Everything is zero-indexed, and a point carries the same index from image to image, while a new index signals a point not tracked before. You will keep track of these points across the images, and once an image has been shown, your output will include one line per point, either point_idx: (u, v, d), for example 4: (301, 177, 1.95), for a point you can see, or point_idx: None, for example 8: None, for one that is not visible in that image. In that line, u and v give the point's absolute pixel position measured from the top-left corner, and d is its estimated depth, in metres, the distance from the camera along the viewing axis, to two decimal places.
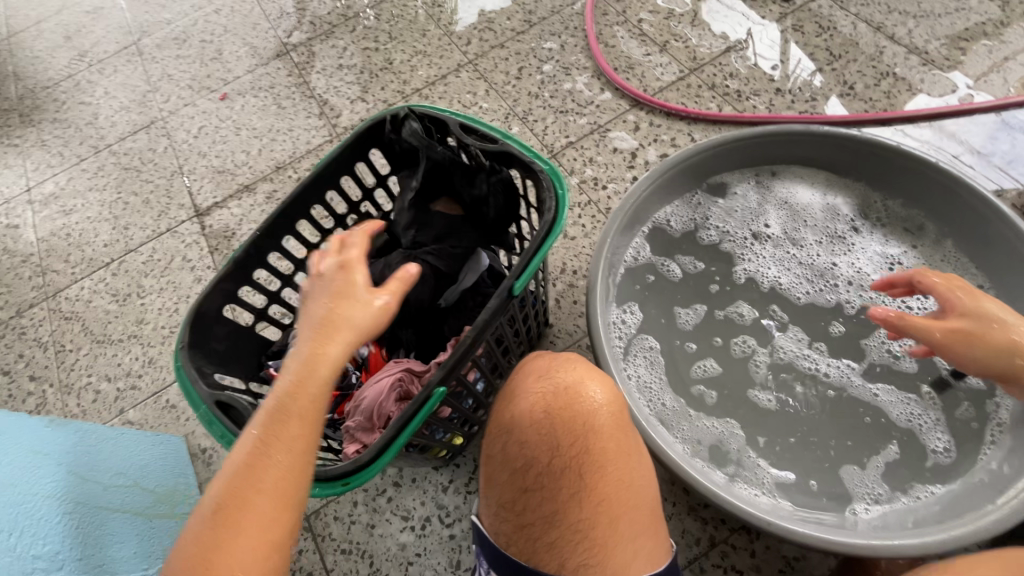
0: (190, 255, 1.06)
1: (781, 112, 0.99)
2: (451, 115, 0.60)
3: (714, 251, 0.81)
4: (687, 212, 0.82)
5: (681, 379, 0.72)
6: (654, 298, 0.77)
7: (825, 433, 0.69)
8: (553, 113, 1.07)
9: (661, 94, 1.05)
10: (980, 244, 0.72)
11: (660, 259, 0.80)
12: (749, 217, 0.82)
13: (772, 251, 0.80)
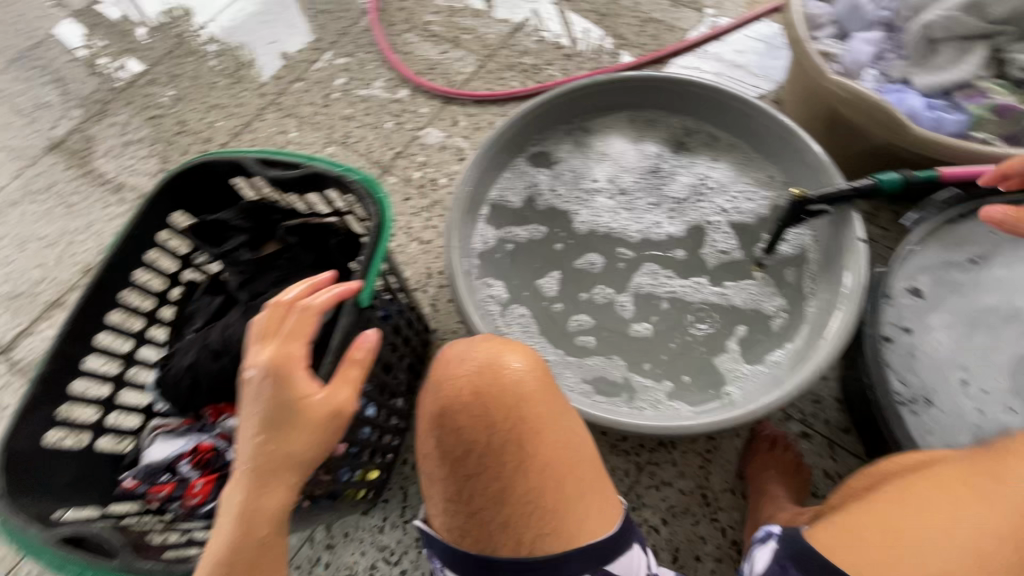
0: (6, 400, 0.90)
1: (576, 75, 1.07)
2: (245, 152, 0.57)
3: (553, 214, 0.84)
4: (521, 186, 0.84)
5: (558, 337, 0.75)
6: (512, 273, 0.79)
7: (690, 333, 0.73)
8: (372, 130, 1.06)
9: (468, 86, 1.09)
10: (761, 142, 0.79)
11: (507, 236, 0.82)
12: (577, 175, 0.86)
13: (605, 201, 0.84)
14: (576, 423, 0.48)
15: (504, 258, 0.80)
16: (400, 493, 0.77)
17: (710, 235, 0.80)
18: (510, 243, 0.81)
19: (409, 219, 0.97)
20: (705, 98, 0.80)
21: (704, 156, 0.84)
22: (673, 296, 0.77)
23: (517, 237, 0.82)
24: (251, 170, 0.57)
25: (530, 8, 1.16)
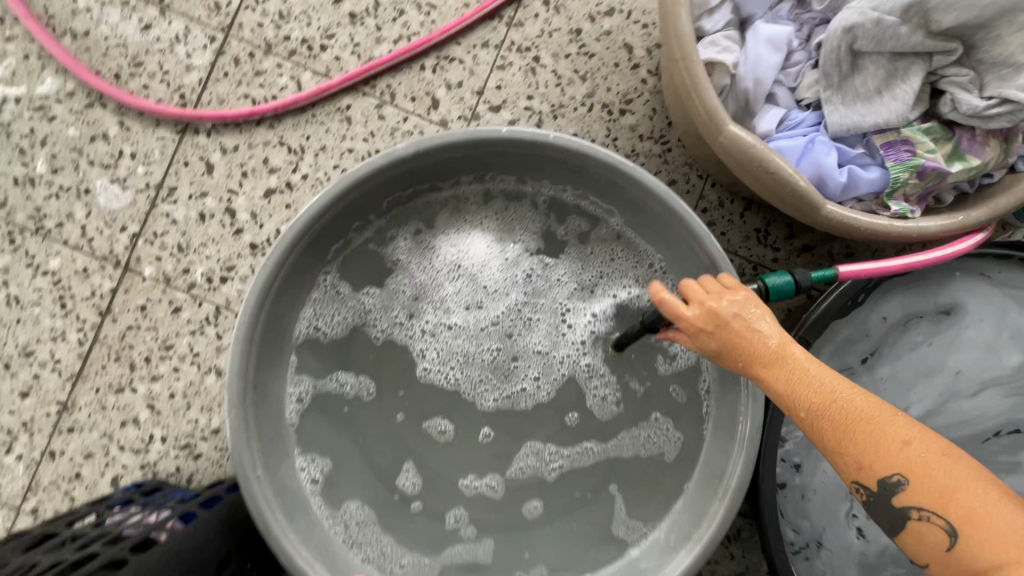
0: None
1: (374, 57, 0.70)
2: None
3: (389, 358, 0.62)
4: (338, 319, 0.60)
5: (418, 543, 0.58)
6: (343, 460, 0.59)
7: (577, 498, 0.61)
8: (79, 200, 0.68)
9: (210, 95, 0.70)
10: (658, 224, 0.57)
11: (341, 407, 0.60)
12: (426, 292, 0.62)
13: (456, 329, 0.62)
14: None
15: (342, 419, 0.60)
16: None
17: (587, 385, 0.62)
18: (338, 419, 0.60)
19: (190, 341, 0.69)
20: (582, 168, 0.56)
21: (587, 259, 0.63)
22: (558, 468, 0.62)
23: (348, 396, 0.61)
24: None
25: None
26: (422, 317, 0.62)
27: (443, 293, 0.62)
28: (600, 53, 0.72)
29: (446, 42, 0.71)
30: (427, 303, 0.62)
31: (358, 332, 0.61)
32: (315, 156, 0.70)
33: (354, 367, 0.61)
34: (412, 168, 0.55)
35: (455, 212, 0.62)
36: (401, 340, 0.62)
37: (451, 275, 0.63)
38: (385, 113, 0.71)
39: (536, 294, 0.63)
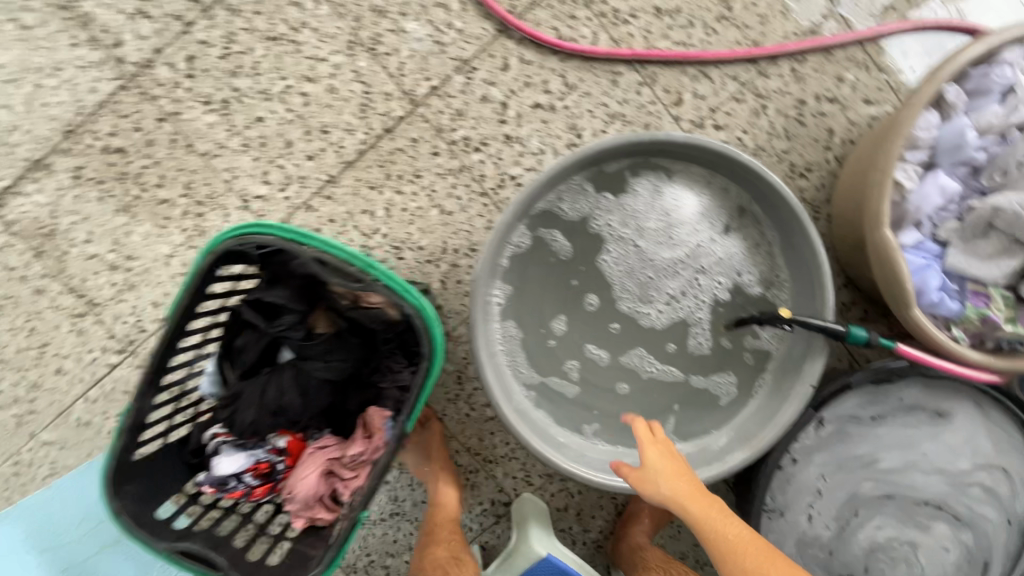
0: (12, 261, 0.91)
1: (657, 47, 0.90)
2: (306, 245, 0.58)
3: (586, 241, 0.88)
4: (575, 202, 0.85)
5: (542, 366, 0.87)
6: (529, 284, 0.86)
7: (646, 398, 0.89)
8: (408, 43, 0.89)
9: (531, 14, 0.90)
10: (799, 262, 0.80)
11: (544, 252, 0.86)
12: (634, 216, 0.87)
13: (638, 247, 0.87)
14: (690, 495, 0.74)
15: (542, 261, 0.87)
16: None
17: (692, 332, 0.88)
18: (540, 259, 0.86)
19: (433, 179, 0.92)
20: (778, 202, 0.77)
21: (743, 251, 0.87)
22: (644, 372, 0.89)
23: (552, 249, 0.87)
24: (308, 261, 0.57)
25: None
26: (622, 230, 0.87)
27: (642, 224, 0.87)
28: (808, 125, 0.93)
29: (711, 64, 0.91)
30: (630, 223, 0.87)
31: (579, 216, 0.86)
32: (579, 96, 0.92)
33: (565, 233, 0.87)
34: (691, 149, 0.77)
35: (682, 176, 0.85)
36: (602, 234, 0.87)
37: (655, 216, 0.87)
38: (642, 91, 0.92)
39: (697, 260, 0.87)
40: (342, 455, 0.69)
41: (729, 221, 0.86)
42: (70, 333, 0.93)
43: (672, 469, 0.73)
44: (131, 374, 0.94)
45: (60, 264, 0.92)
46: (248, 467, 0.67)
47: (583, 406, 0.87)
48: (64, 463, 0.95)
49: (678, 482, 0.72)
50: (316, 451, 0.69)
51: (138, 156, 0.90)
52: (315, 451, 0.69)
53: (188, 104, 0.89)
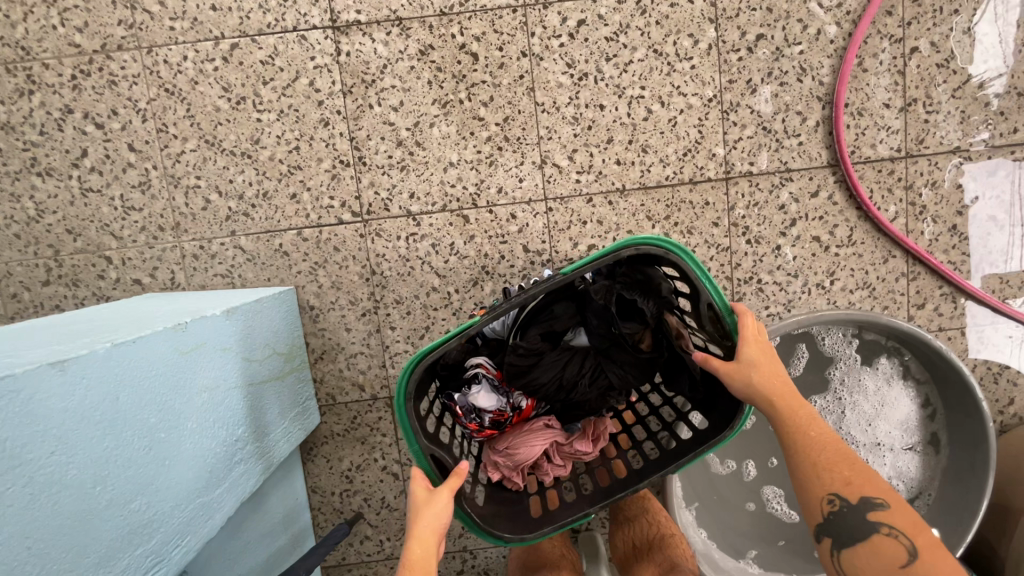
0: (318, 83, 0.92)
1: (934, 256, 0.99)
2: (706, 285, 0.65)
3: (814, 382, 0.97)
4: (837, 348, 0.95)
5: None
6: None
7: (758, 516, 0.94)
8: (756, 125, 0.95)
9: (861, 167, 0.97)
10: (959, 509, 0.87)
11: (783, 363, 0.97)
12: (859, 389, 0.95)
13: (843, 415, 0.95)
14: (823, 428, 0.63)
15: None
16: None
17: None
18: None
19: (697, 243, 0.98)
20: (981, 454, 0.86)
21: (914, 472, 0.95)
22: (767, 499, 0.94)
23: (788, 365, 0.96)
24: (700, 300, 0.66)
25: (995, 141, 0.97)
26: (845, 391, 0.95)
27: (859, 399, 0.95)
28: (999, 386, 1.03)
29: (966, 295, 1.00)
30: (853, 392, 0.95)
31: (826, 356, 0.95)
32: (852, 252, 0.99)
33: (804, 361, 0.96)
34: (948, 367, 0.86)
35: (920, 384, 0.94)
36: (830, 383, 0.96)
37: (872, 400, 0.95)
38: (899, 280, 1.00)
39: (876, 450, 0.96)
40: (563, 444, 0.80)
41: (923, 443, 0.95)
42: (325, 172, 0.94)
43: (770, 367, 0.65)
44: (351, 238, 0.96)
45: (356, 112, 0.93)
46: (494, 409, 0.74)
47: (712, 485, 0.94)
48: (243, 274, 0.96)
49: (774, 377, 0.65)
50: (545, 427, 0.78)
51: (483, 69, 0.93)
52: (545, 427, 0.79)
53: (553, 55, 0.93)
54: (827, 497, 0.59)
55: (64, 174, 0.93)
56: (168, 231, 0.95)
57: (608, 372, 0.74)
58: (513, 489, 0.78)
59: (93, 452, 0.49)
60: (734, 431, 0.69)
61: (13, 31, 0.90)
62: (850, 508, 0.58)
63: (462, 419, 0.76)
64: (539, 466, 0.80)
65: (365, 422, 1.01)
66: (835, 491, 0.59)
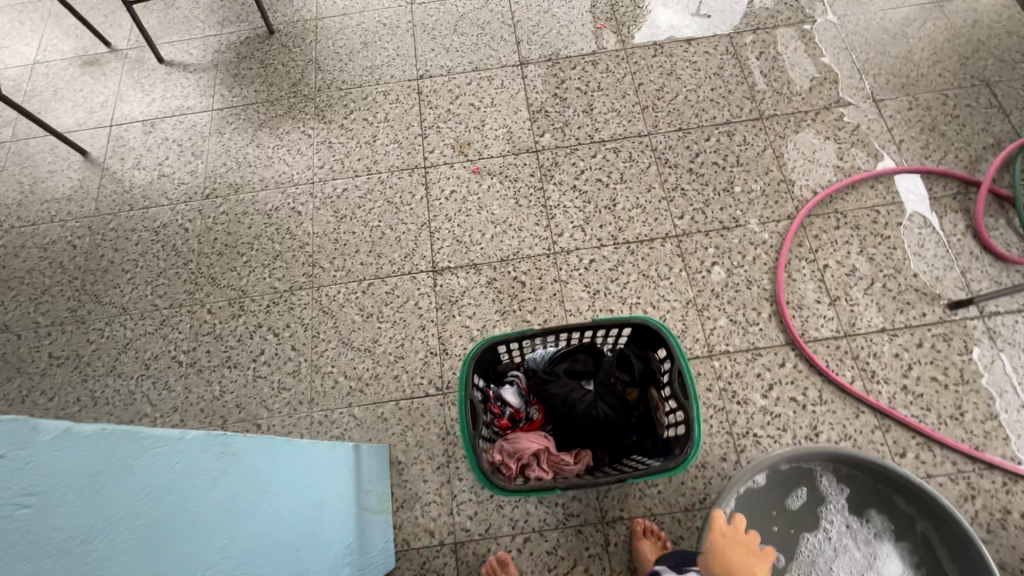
0: (421, 304, 1.41)
1: (898, 410, 1.22)
2: (681, 358, 0.91)
3: (809, 519, 1.10)
4: (830, 491, 1.10)
5: None
6: (757, 501, 1.10)
7: None
8: (724, 317, 1.33)
9: (812, 344, 1.30)
10: None
11: (786, 492, 1.11)
12: (852, 530, 1.09)
13: (838, 555, 1.08)
14: None
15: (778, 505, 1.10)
16: (573, 560, 1.16)
17: None
18: (777, 498, 1.11)
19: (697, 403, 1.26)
20: None
21: None
22: None
23: (792, 500, 1.10)
24: (675, 367, 0.92)
25: (911, 323, 1.30)
26: (841, 531, 1.09)
27: (855, 540, 1.09)
28: (1010, 532, 1.12)
29: (938, 445, 1.19)
30: (849, 532, 1.09)
31: (820, 497, 1.11)
32: (826, 409, 1.24)
33: (804, 498, 1.11)
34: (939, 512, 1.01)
35: (907, 531, 1.07)
36: (826, 524, 1.10)
37: (864, 542, 1.08)
38: (874, 432, 1.21)
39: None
40: (552, 453, 0.98)
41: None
42: (420, 360, 1.35)
43: None
44: (434, 406, 1.30)
45: (444, 320, 1.38)
46: (515, 407, 1.01)
47: None
48: (352, 436, 1.29)
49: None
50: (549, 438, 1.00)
51: (529, 291, 1.40)
52: (543, 436, 0.99)
53: (575, 280, 1.40)
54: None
55: (246, 366, 1.37)
56: (305, 404, 1.33)
57: (599, 407, 0.97)
58: (506, 473, 0.95)
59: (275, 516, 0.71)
60: (675, 467, 0.86)
61: (240, 281, 1.46)
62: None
63: (490, 401, 1.01)
64: (531, 466, 0.97)
65: (432, 567, 1.17)
66: None
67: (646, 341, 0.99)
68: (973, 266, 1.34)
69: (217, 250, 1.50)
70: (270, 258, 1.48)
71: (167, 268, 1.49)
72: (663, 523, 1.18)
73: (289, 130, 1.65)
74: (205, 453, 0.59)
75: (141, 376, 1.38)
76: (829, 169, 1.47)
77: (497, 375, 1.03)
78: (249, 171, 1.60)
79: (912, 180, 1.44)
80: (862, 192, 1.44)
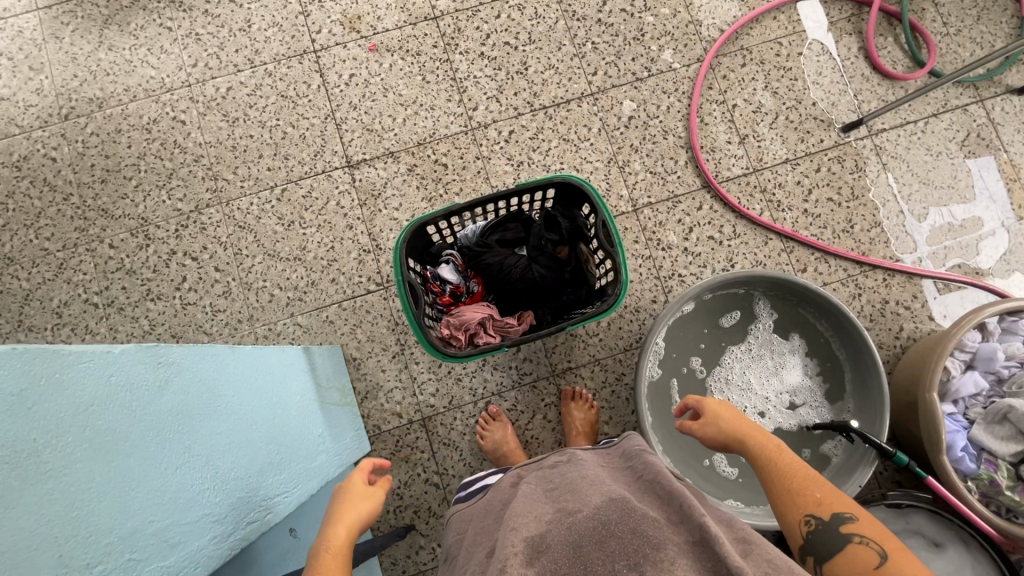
0: (343, 203, 1.35)
1: (800, 232, 1.35)
2: (604, 210, 0.95)
3: (738, 334, 1.24)
4: (760, 312, 1.24)
5: (664, 379, 1.22)
6: (694, 323, 1.24)
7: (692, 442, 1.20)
8: (645, 171, 1.37)
9: (725, 184, 1.37)
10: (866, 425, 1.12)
11: (722, 312, 1.24)
12: (773, 343, 1.23)
13: (758, 361, 1.23)
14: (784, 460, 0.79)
15: (709, 326, 1.24)
16: (532, 411, 1.28)
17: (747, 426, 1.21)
18: (711, 318, 1.24)
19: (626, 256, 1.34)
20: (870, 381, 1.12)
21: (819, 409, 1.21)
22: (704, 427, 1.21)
23: (724, 321, 1.24)
24: (598, 217, 0.95)
25: (811, 150, 1.39)
26: (765, 344, 1.23)
27: (777, 349, 1.23)
28: (888, 317, 1.33)
29: (834, 257, 1.35)
30: (771, 345, 1.23)
31: (749, 317, 1.24)
32: (739, 242, 1.35)
33: (735, 318, 1.24)
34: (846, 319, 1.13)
35: (819, 339, 1.21)
36: (753, 339, 1.24)
37: (785, 351, 1.23)
38: (781, 254, 1.35)
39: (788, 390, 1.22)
40: (497, 319, 1.03)
41: (822, 389, 1.21)
42: (354, 260, 1.33)
43: (748, 429, 0.85)
44: (377, 301, 1.31)
45: (371, 216, 1.34)
46: (455, 283, 1.03)
47: (664, 416, 1.20)
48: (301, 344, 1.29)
49: (736, 420, 0.86)
50: (490, 305, 1.04)
51: (452, 172, 1.37)
52: (486, 306, 1.03)
53: (497, 155, 1.37)
54: (805, 518, 0.72)
55: (170, 296, 1.30)
56: (245, 322, 1.30)
57: (534, 269, 1.01)
58: (456, 344, 1.00)
59: (234, 417, 0.73)
60: (608, 309, 0.93)
61: (137, 208, 1.33)
62: (824, 525, 0.70)
63: (429, 282, 1.02)
64: (479, 334, 1.02)
65: (406, 443, 1.26)
66: (810, 512, 0.72)
67: (570, 198, 1.00)
68: (864, 88, 1.42)
69: (98, 177, 1.34)
70: (164, 178, 1.35)
71: (46, 207, 1.33)
72: (606, 365, 1.30)
73: (143, 25, 1.41)
74: (141, 363, 0.57)
75: (54, 327, 1.28)
76: (734, 4, 1.45)
77: (433, 254, 1.04)
78: (108, 81, 1.38)
79: (812, 7, 1.45)
80: (766, 25, 1.44)
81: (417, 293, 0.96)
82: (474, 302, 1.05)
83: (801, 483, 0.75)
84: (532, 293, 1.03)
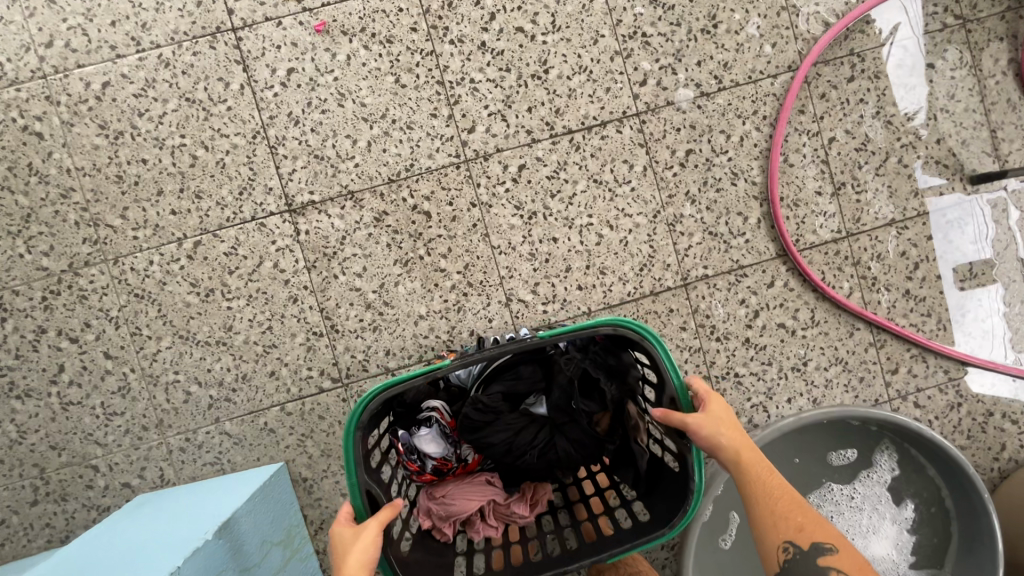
0: (283, 265, 0.96)
1: (897, 322, 1.03)
2: (673, 378, 0.64)
3: (843, 478, 0.97)
4: (881, 460, 0.96)
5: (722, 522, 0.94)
6: (792, 445, 0.97)
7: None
8: (702, 231, 1.00)
9: (807, 251, 1.02)
10: None
11: (835, 442, 0.97)
12: (880, 500, 0.96)
13: (853, 517, 0.96)
14: (773, 476, 0.62)
15: (805, 462, 0.96)
16: None
17: None
18: (813, 454, 0.97)
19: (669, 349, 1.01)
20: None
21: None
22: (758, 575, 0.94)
23: (830, 460, 0.97)
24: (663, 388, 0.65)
25: (925, 207, 1.03)
26: (871, 502, 0.96)
27: (882, 511, 0.96)
28: (988, 434, 1.05)
29: (935, 355, 1.03)
30: (877, 502, 0.96)
31: (862, 463, 0.97)
32: (817, 332, 1.02)
33: (846, 457, 0.97)
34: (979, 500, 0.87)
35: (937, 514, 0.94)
36: (857, 491, 0.96)
37: (890, 514, 0.96)
38: (868, 350, 1.03)
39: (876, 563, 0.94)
40: (499, 504, 0.72)
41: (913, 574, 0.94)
42: (300, 345, 0.97)
43: (729, 424, 0.63)
44: (334, 403, 0.97)
45: (322, 284, 0.97)
46: (438, 457, 0.71)
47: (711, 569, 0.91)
48: (232, 459, 0.97)
49: (729, 427, 0.63)
50: (487, 484, 0.72)
51: (437, 225, 0.97)
52: (485, 483, 0.72)
53: (500, 201, 0.98)
54: (782, 544, 0.58)
55: (44, 393, 0.95)
56: (152, 429, 0.96)
57: (559, 447, 0.69)
58: (440, 543, 0.71)
59: None
60: (672, 531, 0.64)
61: None
62: (803, 556, 0.57)
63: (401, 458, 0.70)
64: (471, 523, 0.72)
65: None
66: (790, 539, 0.58)
67: (617, 342, 0.69)
68: (1007, 121, 1.03)
69: None
70: (19, 222, 0.94)
71: None
72: None
73: None
74: None
75: None
76: None
77: (406, 408, 0.72)
78: None
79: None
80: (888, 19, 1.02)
81: (381, 494, 0.65)
82: (466, 472, 0.74)
83: (786, 502, 0.60)
84: (551, 471, 0.72)
